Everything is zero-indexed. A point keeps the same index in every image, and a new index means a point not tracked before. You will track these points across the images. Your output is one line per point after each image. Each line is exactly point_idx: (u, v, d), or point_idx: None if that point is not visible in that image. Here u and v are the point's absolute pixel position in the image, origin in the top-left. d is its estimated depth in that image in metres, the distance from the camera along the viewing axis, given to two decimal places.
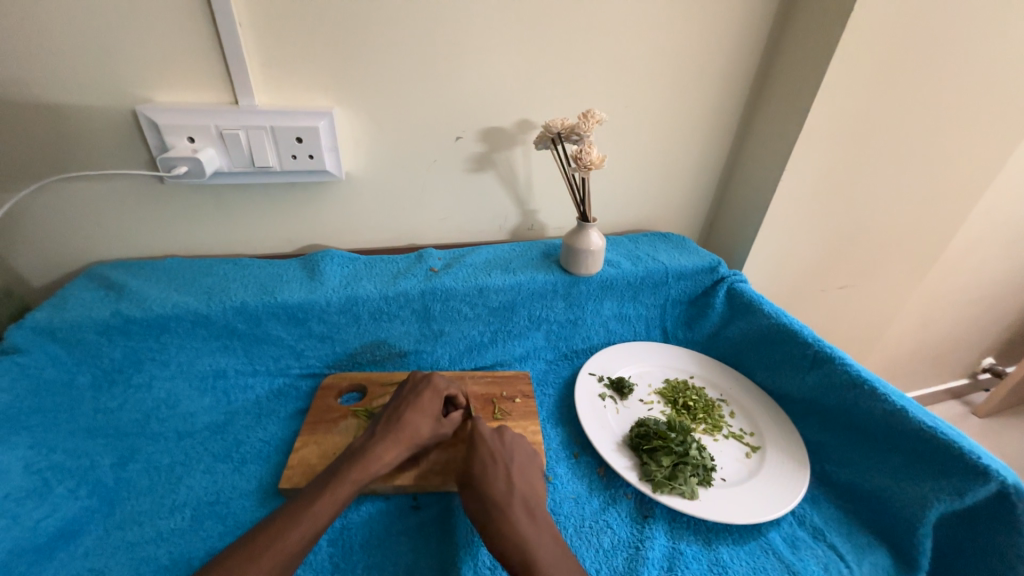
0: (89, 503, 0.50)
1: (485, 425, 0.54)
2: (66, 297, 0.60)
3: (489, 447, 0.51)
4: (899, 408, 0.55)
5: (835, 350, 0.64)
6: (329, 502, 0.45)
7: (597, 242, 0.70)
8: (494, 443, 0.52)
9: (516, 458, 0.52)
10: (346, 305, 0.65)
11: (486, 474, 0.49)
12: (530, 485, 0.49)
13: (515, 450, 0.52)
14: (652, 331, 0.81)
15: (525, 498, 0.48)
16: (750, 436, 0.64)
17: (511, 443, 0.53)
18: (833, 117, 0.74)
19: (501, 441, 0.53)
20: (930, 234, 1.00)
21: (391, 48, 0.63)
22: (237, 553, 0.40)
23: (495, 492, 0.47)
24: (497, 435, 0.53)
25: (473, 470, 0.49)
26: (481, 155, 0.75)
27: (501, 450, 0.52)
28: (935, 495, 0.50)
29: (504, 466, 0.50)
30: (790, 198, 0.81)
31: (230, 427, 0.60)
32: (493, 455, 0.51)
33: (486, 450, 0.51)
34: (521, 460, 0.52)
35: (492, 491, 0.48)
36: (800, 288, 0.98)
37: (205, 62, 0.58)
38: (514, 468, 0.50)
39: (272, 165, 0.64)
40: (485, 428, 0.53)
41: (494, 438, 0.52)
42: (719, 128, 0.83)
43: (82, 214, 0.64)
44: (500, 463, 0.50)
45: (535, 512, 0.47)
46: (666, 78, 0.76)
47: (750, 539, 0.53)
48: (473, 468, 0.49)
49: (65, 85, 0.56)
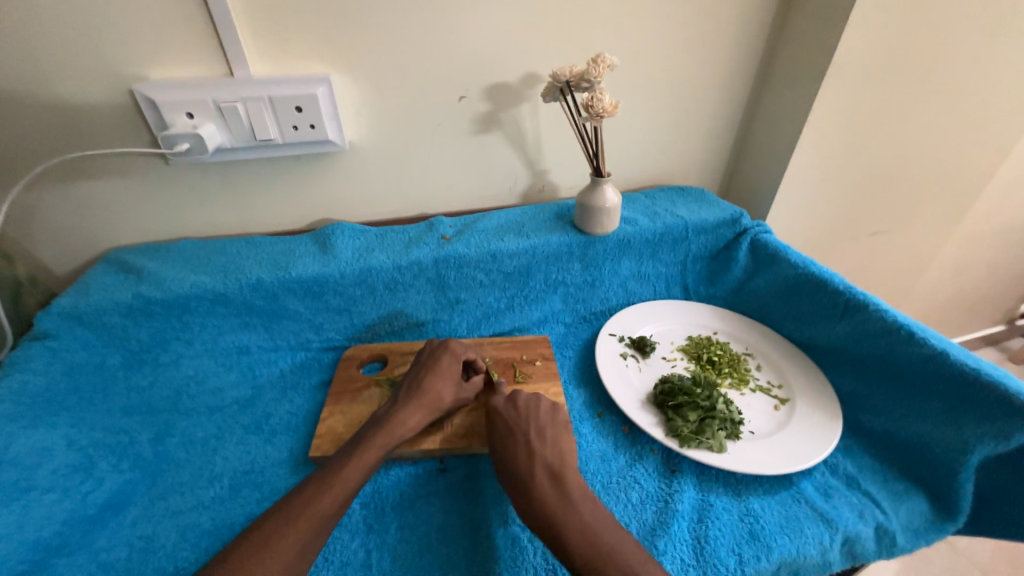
0: (132, 476, 0.52)
1: (499, 399, 0.54)
2: (88, 282, 0.61)
3: (506, 421, 0.51)
4: (939, 352, 0.52)
5: (868, 296, 0.61)
6: (357, 467, 0.46)
7: (613, 198, 0.68)
8: (509, 415, 0.52)
9: (534, 423, 0.51)
10: (361, 277, 0.64)
11: (506, 448, 0.49)
12: (552, 447, 0.48)
13: (531, 415, 0.52)
14: (672, 289, 0.79)
15: (548, 463, 0.47)
16: (778, 388, 0.63)
17: (526, 410, 0.52)
18: (866, 46, 0.67)
19: (517, 409, 0.52)
20: (971, 171, 0.93)
21: (384, 3, 0.60)
22: (273, 518, 0.41)
23: (516, 463, 0.47)
24: (510, 406, 0.53)
25: (495, 447, 0.50)
26: (487, 114, 0.72)
27: (518, 419, 0.51)
28: (978, 438, 0.49)
29: (522, 435, 0.50)
30: (818, 140, 0.76)
31: (258, 401, 0.62)
32: (511, 428, 0.50)
33: (503, 425, 0.51)
34: (539, 423, 0.51)
35: (513, 462, 0.47)
36: (827, 237, 0.94)
37: (194, 33, 0.56)
38: (533, 432, 0.50)
39: (273, 137, 0.62)
40: (498, 401, 0.54)
41: (507, 409, 0.52)
42: (739, 68, 0.77)
43: (93, 200, 0.64)
44: (518, 431, 0.50)
45: (559, 475, 0.46)
46: (681, 16, 0.70)
47: (782, 489, 0.53)
48: (493, 443, 0.50)
49: (59, 66, 0.54)
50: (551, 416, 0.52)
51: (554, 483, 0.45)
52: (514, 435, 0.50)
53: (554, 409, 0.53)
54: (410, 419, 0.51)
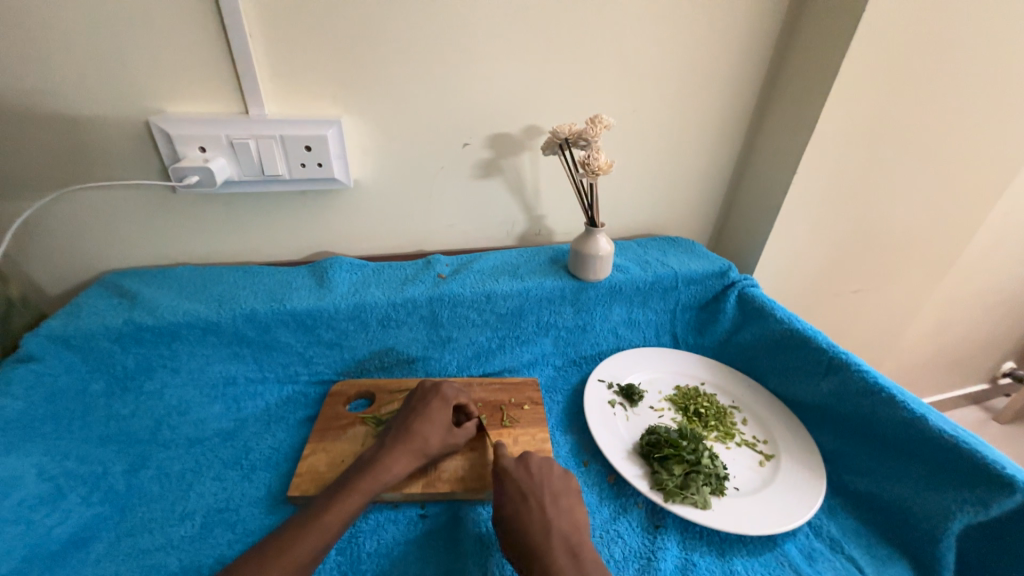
0: (102, 510, 0.50)
1: (509, 459, 0.52)
2: (81, 305, 0.61)
3: (518, 485, 0.50)
4: (919, 416, 0.53)
5: (850, 356, 0.62)
6: (337, 513, 0.45)
7: (606, 247, 0.70)
8: (521, 478, 0.50)
9: (547, 488, 0.50)
10: (355, 312, 0.65)
11: (519, 514, 0.47)
12: (566, 518, 0.47)
13: (544, 479, 0.50)
14: (662, 337, 0.81)
15: (565, 536, 0.45)
16: (763, 443, 0.63)
17: (539, 473, 0.51)
18: (844, 120, 0.73)
19: (529, 472, 0.51)
20: (947, 236, 0.97)
21: (398, 56, 0.64)
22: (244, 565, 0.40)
23: (532, 532, 0.46)
24: (522, 468, 0.51)
25: (507, 510, 0.48)
26: (488, 161, 0.75)
27: (531, 484, 0.50)
28: (959, 506, 0.49)
29: (536, 501, 0.48)
30: (801, 201, 0.80)
31: (240, 434, 0.61)
32: (523, 493, 0.49)
33: (514, 488, 0.49)
34: (553, 489, 0.50)
35: (527, 531, 0.46)
36: (812, 292, 0.96)
37: (217, 74, 0.59)
38: (547, 498, 0.49)
39: (282, 173, 0.64)
40: (508, 462, 0.52)
41: (520, 472, 0.51)
42: (728, 131, 0.82)
43: (96, 224, 0.65)
44: (532, 497, 0.49)
45: (577, 551, 0.45)
46: (674, 83, 0.75)
47: (765, 551, 0.52)
48: (504, 508, 0.48)
49: (80, 97, 0.57)
50: (565, 483, 0.51)
51: (572, 560, 0.44)
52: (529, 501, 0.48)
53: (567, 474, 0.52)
54: (395, 465, 0.50)
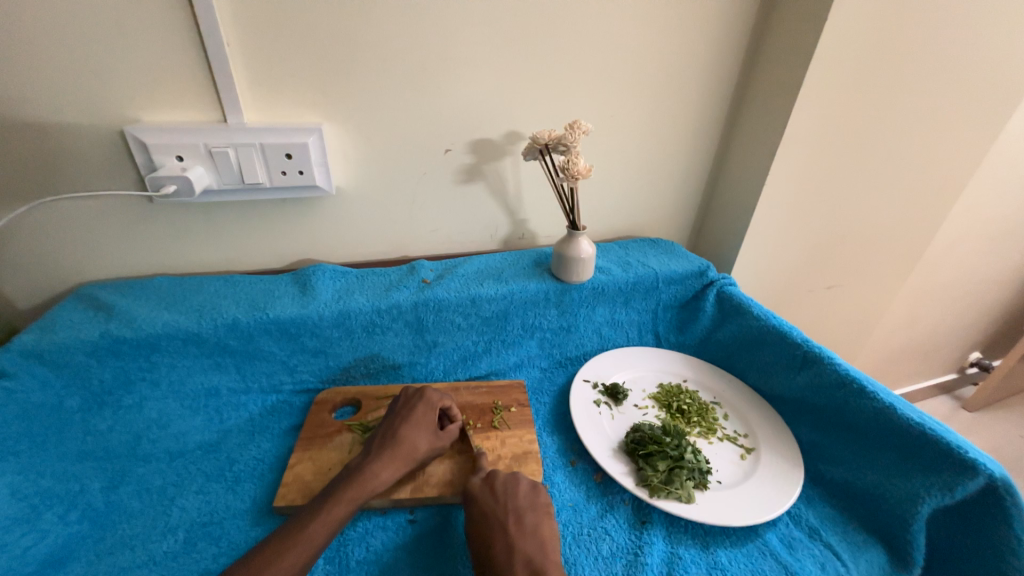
0: (80, 528, 0.49)
1: (476, 479, 0.53)
2: (54, 318, 0.59)
3: (482, 506, 0.50)
4: (887, 406, 0.56)
5: (823, 350, 0.65)
6: (323, 524, 0.45)
7: (588, 249, 0.71)
8: (486, 499, 0.51)
9: (510, 509, 0.50)
10: (338, 319, 0.65)
11: (482, 536, 0.47)
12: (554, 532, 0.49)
13: (509, 501, 0.50)
14: (644, 337, 0.82)
15: (527, 558, 0.45)
16: (744, 437, 0.65)
17: (504, 495, 0.51)
18: (811, 123, 0.76)
19: (495, 492, 0.51)
20: (912, 233, 1.02)
21: (379, 65, 0.64)
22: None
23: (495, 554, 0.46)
24: (488, 486, 0.52)
25: (473, 532, 0.48)
26: (471, 166, 0.76)
27: (495, 505, 0.50)
28: (926, 490, 0.51)
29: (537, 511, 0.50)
30: (774, 202, 0.83)
31: (223, 445, 0.60)
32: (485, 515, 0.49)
33: (478, 510, 0.50)
34: (517, 509, 0.50)
35: (489, 552, 0.46)
36: (788, 289, 1.00)
37: (194, 82, 0.58)
38: (511, 520, 0.48)
39: (262, 181, 0.64)
40: (473, 482, 0.52)
41: (483, 491, 0.51)
42: (703, 135, 0.85)
43: (68, 235, 0.63)
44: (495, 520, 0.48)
45: (539, 568, 0.44)
46: (650, 89, 0.78)
47: (748, 541, 0.54)
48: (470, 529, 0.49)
49: (52, 106, 0.56)
50: (530, 501, 0.51)
51: None
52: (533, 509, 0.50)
53: (533, 490, 0.52)
54: (384, 472, 0.50)
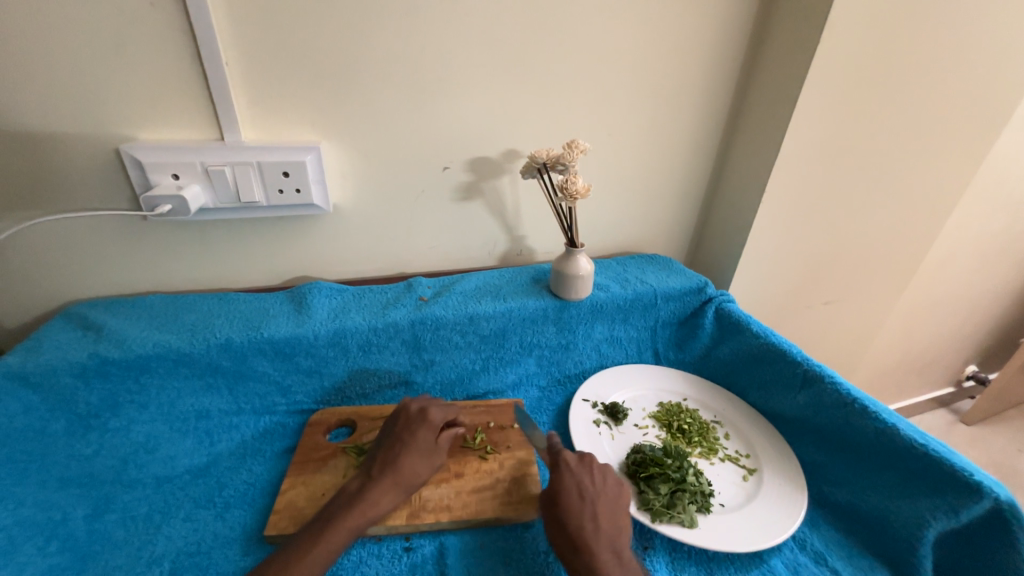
0: (60, 560, 0.47)
1: (570, 456, 0.54)
2: (41, 339, 0.58)
3: (579, 483, 0.51)
4: (890, 426, 0.55)
5: (824, 369, 0.64)
6: (321, 553, 0.44)
7: (586, 266, 0.71)
8: (583, 476, 0.52)
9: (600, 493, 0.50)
10: (334, 339, 0.64)
11: (574, 510, 0.49)
12: (614, 524, 0.48)
13: (604, 486, 0.51)
14: (644, 354, 0.82)
15: (615, 546, 0.47)
16: (746, 458, 0.64)
17: (601, 478, 0.52)
18: (806, 142, 0.77)
19: (592, 473, 0.52)
20: (906, 248, 1.03)
21: (378, 84, 0.65)
22: None
23: (580, 532, 0.47)
24: (584, 466, 0.53)
25: (563, 502, 0.49)
26: (468, 183, 0.76)
27: (591, 485, 0.51)
28: (932, 513, 0.50)
29: (592, 502, 0.49)
30: (771, 219, 0.83)
31: (213, 470, 0.58)
32: (582, 494, 0.50)
33: (574, 485, 0.51)
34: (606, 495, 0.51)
35: (579, 527, 0.47)
36: (786, 304, 1.00)
37: (192, 101, 0.58)
38: (603, 509, 0.49)
39: (258, 200, 0.64)
40: (569, 457, 0.53)
41: (582, 469, 0.52)
42: (699, 153, 0.86)
43: (58, 253, 0.62)
44: (587, 504, 0.49)
45: (622, 553, 0.47)
46: (647, 108, 0.79)
47: (753, 567, 0.53)
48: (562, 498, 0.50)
49: (47, 125, 0.55)
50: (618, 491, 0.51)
51: (618, 561, 0.46)
52: (584, 500, 0.49)
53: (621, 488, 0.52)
54: (385, 498, 0.49)
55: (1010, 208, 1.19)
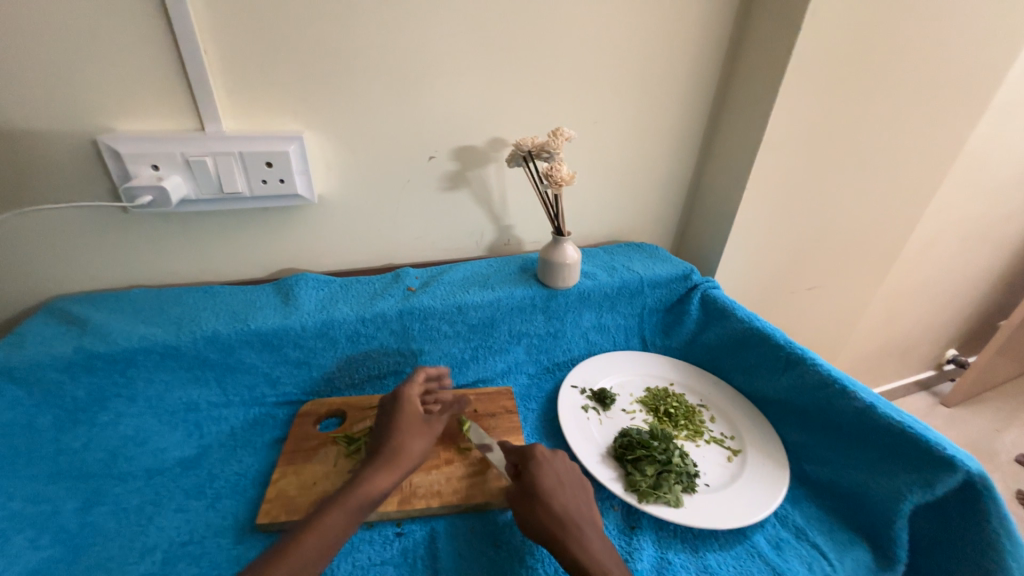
0: (52, 552, 0.47)
1: (543, 447, 0.56)
2: (23, 334, 0.57)
3: (555, 471, 0.53)
4: (868, 405, 0.56)
5: (805, 351, 0.66)
6: (323, 530, 0.43)
7: (573, 254, 0.71)
8: (557, 464, 0.54)
9: (572, 479, 0.53)
10: (322, 330, 0.64)
11: (556, 494, 0.50)
12: (589, 505, 0.51)
13: (573, 474, 0.54)
14: (631, 341, 0.83)
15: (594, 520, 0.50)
16: (730, 439, 0.66)
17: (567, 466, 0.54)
18: (789, 129, 0.78)
19: (563, 463, 0.54)
20: (887, 234, 1.05)
21: (361, 72, 0.64)
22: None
23: (566, 511, 0.49)
24: (555, 456, 0.55)
25: (547, 485, 0.51)
26: (455, 173, 0.75)
27: (565, 472, 0.53)
28: (907, 487, 0.52)
29: (570, 486, 0.52)
30: (755, 206, 0.84)
31: (204, 461, 0.58)
32: (559, 480, 0.52)
33: (553, 472, 0.52)
34: (577, 480, 0.53)
35: (563, 506, 0.49)
36: (771, 290, 1.01)
37: (171, 91, 0.57)
38: (580, 493, 0.52)
39: (241, 191, 0.63)
40: (541, 448, 0.55)
41: (555, 459, 0.54)
42: (684, 141, 0.87)
43: (37, 248, 0.61)
44: (565, 489, 0.51)
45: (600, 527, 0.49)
46: (632, 96, 0.79)
47: (736, 543, 0.54)
48: (544, 482, 0.51)
49: (18, 115, 0.54)
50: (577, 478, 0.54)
51: (598, 535, 0.48)
52: (563, 485, 0.51)
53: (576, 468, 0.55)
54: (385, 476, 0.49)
55: (988, 193, 1.21)
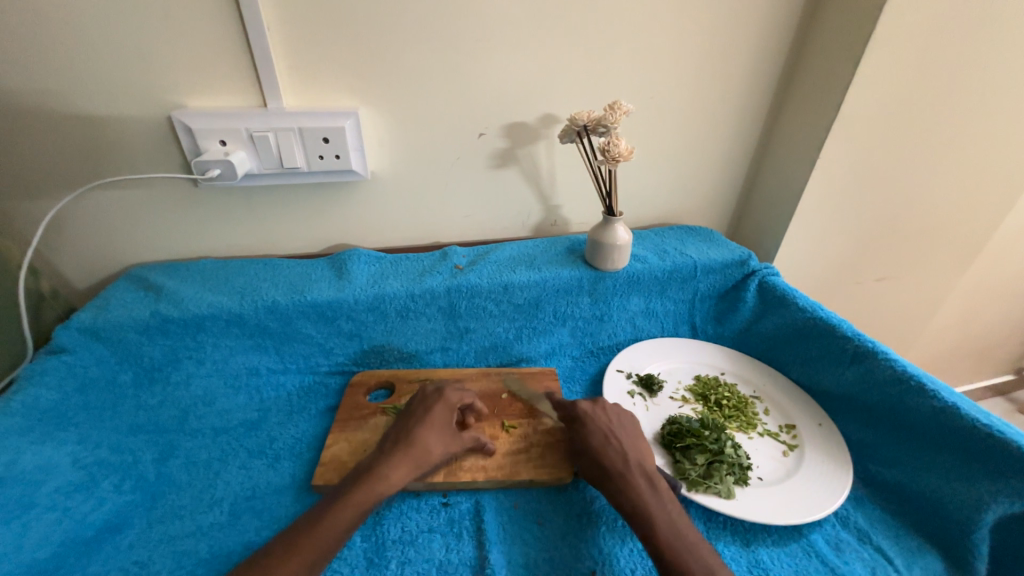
0: (134, 497, 0.52)
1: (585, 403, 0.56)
2: (108, 298, 0.62)
3: (600, 426, 0.54)
4: (950, 405, 0.52)
5: (877, 345, 0.61)
6: (327, 530, 0.43)
7: (624, 236, 0.69)
8: (601, 418, 0.54)
9: (616, 428, 0.54)
10: (373, 304, 0.65)
11: (603, 450, 0.51)
12: (639, 451, 0.51)
13: (622, 424, 0.54)
14: (680, 327, 0.80)
15: (643, 468, 0.50)
16: (787, 434, 0.62)
17: (614, 414, 0.55)
18: (871, 103, 0.71)
19: (606, 413, 0.55)
20: (976, 222, 0.94)
21: (413, 47, 0.63)
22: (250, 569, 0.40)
23: (614, 466, 0.50)
24: (598, 408, 0.56)
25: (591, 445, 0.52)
26: (504, 150, 0.74)
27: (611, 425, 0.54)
28: (992, 496, 0.48)
29: (617, 438, 0.52)
30: (824, 188, 0.78)
31: (264, 424, 0.61)
32: (606, 433, 0.53)
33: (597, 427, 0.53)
34: (623, 428, 0.54)
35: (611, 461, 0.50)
36: (835, 280, 0.94)
37: (235, 68, 0.59)
38: (630, 446, 0.52)
39: (300, 165, 0.65)
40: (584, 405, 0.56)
41: (597, 411, 0.55)
42: (747, 117, 0.81)
43: (118, 219, 0.66)
44: (612, 440, 0.52)
45: (654, 478, 0.49)
46: (693, 69, 0.74)
47: (792, 540, 0.52)
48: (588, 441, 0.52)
49: (102, 96, 0.58)
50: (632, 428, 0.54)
51: (650, 486, 0.48)
52: (610, 440, 0.52)
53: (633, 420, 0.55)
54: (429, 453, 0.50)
55: None
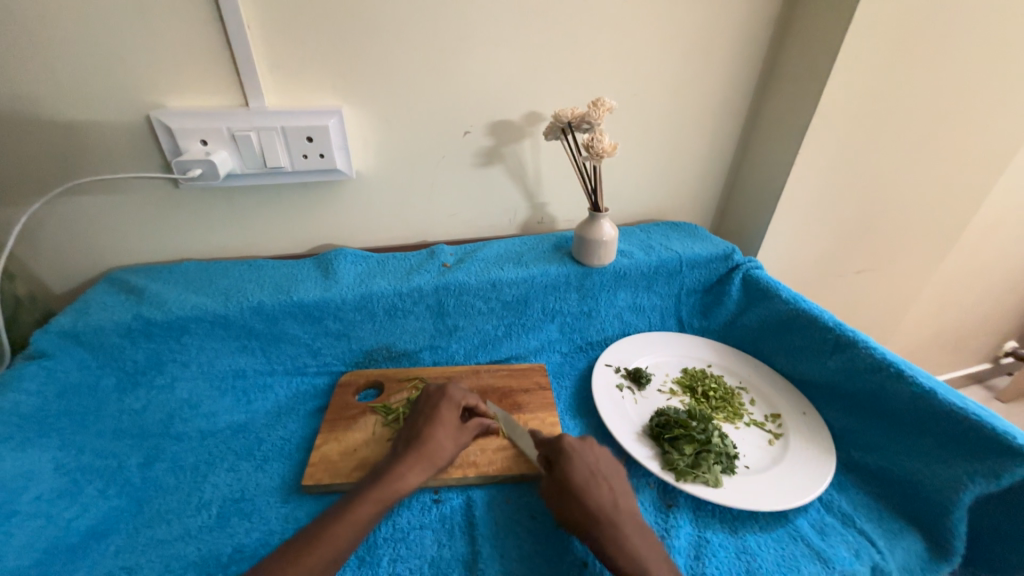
0: (119, 503, 0.51)
1: (572, 438, 0.52)
2: (88, 301, 0.61)
3: (587, 466, 0.50)
4: (927, 391, 0.53)
5: (858, 334, 0.62)
6: (348, 524, 0.43)
7: (610, 232, 0.70)
8: (587, 456, 0.51)
9: (602, 468, 0.50)
10: (361, 303, 0.65)
11: (590, 490, 0.48)
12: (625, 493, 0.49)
13: (608, 466, 0.51)
14: (667, 322, 0.81)
15: (633, 515, 0.47)
16: (772, 423, 0.63)
17: (594, 450, 0.52)
18: (847, 98, 0.72)
19: (591, 451, 0.52)
20: (950, 214, 0.97)
21: (397, 45, 0.63)
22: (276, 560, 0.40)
23: (602, 510, 0.46)
24: (584, 445, 0.52)
25: (577, 483, 0.48)
26: (490, 148, 0.75)
27: (598, 465, 0.51)
28: (968, 477, 0.49)
29: (605, 479, 0.49)
30: (804, 183, 0.80)
31: (252, 426, 0.61)
32: (592, 474, 0.49)
33: (585, 466, 0.50)
34: (607, 469, 0.51)
35: (598, 503, 0.47)
36: (816, 272, 0.96)
37: (216, 67, 0.58)
38: (619, 489, 0.49)
39: (283, 165, 0.64)
40: (570, 440, 0.52)
41: (584, 449, 0.52)
42: (729, 114, 0.82)
43: (96, 222, 0.64)
44: (598, 482, 0.49)
45: (640, 523, 0.47)
46: (675, 66, 0.75)
47: (778, 526, 0.53)
48: (575, 479, 0.48)
49: (78, 95, 0.57)
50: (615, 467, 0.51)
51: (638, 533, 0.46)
52: (596, 479, 0.49)
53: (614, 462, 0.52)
54: (443, 449, 0.51)
55: None
